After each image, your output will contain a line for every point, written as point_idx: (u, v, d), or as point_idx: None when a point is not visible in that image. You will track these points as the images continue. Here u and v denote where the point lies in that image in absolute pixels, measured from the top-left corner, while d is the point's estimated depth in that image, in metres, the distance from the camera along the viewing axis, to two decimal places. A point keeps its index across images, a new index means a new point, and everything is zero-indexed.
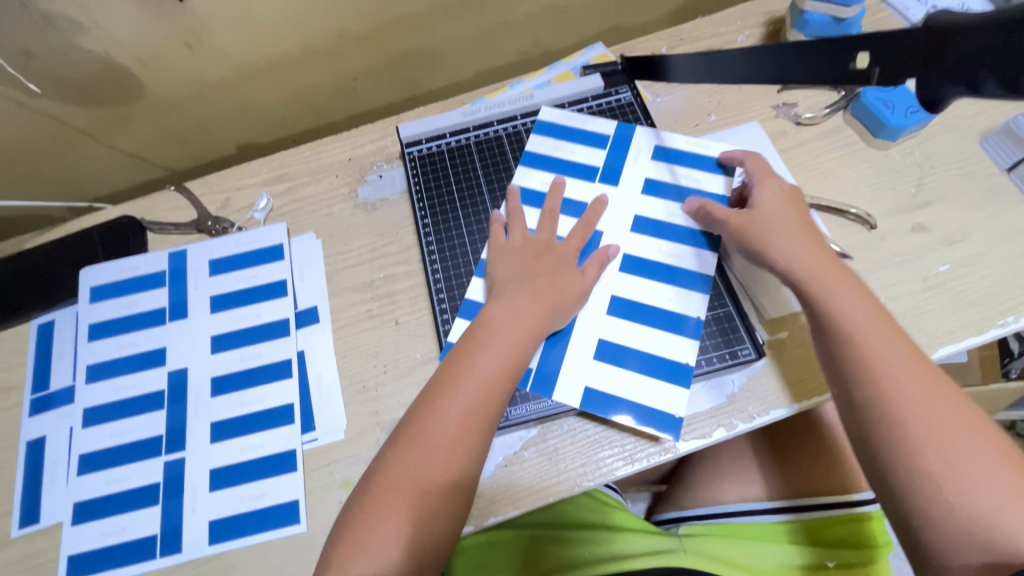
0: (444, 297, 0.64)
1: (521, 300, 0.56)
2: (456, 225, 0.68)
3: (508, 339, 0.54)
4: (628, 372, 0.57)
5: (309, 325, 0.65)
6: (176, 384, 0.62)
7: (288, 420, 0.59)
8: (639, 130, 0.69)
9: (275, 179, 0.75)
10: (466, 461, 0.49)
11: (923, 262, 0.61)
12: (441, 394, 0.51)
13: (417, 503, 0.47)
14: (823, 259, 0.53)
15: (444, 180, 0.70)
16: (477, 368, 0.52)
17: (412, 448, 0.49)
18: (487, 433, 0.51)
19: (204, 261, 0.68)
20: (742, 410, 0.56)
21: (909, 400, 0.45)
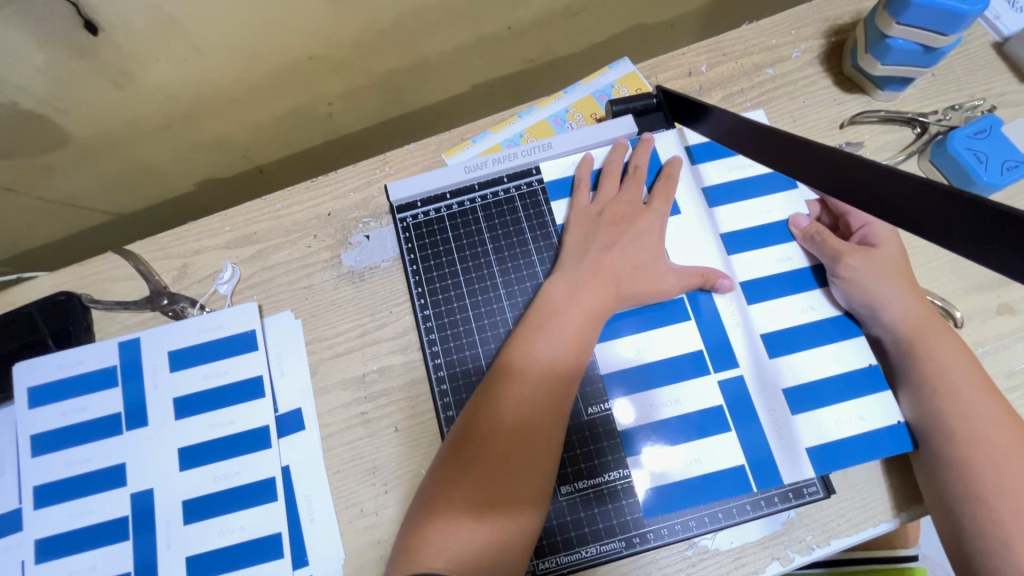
0: (451, 406, 0.54)
1: (580, 281, 0.51)
2: (461, 314, 0.56)
3: (572, 318, 0.49)
4: (747, 437, 0.49)
5: (293, 433, 0.55)
6: (141, 509, 0.53)
7: (276, 553, 0.51)
8: (661, 139, 0.58)
9: (241, 240, 0.63)
10: (539, 456, 0.44)
11: (1009, 354, 0.52)
12: (503, 382, 0.47)
13: (549, 372, 0.47)
14: (933, 327, 0.47)
15: (446, 254, 0.58)
16: (538, 350, 0.48)
17: (478, 440, 0.45)
18: (559, 422, 0.46)
19: (162, 352, 0.58)
20: (799, 540, 0.48)
21: (1004, 477, 0.40)
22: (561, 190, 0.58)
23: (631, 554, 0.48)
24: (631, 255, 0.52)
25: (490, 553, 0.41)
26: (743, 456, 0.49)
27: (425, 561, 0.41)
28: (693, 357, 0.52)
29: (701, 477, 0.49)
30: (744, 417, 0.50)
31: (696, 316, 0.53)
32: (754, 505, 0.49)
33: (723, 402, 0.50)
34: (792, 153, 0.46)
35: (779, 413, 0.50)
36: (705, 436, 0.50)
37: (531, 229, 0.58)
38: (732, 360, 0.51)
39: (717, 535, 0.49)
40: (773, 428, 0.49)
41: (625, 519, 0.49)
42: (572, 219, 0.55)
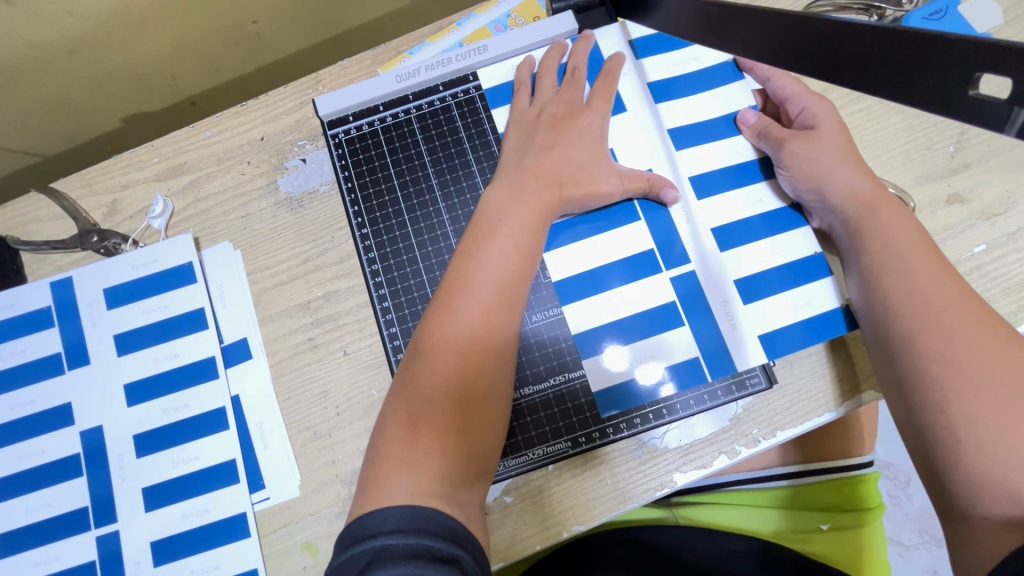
0: (394, 325, 0.53)
1: (521, 184, 0.49)
2: (400, 233, 0.55)
3: (519, 224, 0.47)
4: (694, 333, 0.50)
5: (241, 363, 0.54)
6: (92, 446, 0.53)
7: (233, 478, 0.52)
8: (602, 34, 0.56)
9: (171, 171, 0.60)
10: (496, 364, 0.44)
11: (957, 242, 0.52)
12: (455, 295, 0.45)
13: (493, 299, 0.45)
14: (882, 205, 0.46)
15: (382, 171, 0.56)
16: (488, 261, 0.46)
17: (432, 356, 0.43)
18: (505, 345, 0.45)
19: (97, 290, 0.55)
20: (745, 433, 0.49)
21: (945, 341, 0.40)
22: (502, 96, 0.55)
23: (580, 455, 0.49)
24: (573, 154, 0.50)
25: (456, 464, 0.41)
26: (698, 348, 0.49)
27: (390, 479, 0.40)
28: (643, 257, 0.51)
29: (651, 372, 0.49)
30: (694, 310, 0.50)
31: (647, 216, 0.52)
32: (699, 400, 0.49)
33: (675, 298, 0.50)
34: (734, 32, 0.44)
35: (732, 304, 0.50)
36: (657, 332, 0.50)
37: (469, 141, 0.55)
38: (683, 257, 0.51)
39: (666, 431, 0.49)
40: (723, 320, 0.50)
41: (573, 421, 0.50)
42: (512, 124, 0.53)
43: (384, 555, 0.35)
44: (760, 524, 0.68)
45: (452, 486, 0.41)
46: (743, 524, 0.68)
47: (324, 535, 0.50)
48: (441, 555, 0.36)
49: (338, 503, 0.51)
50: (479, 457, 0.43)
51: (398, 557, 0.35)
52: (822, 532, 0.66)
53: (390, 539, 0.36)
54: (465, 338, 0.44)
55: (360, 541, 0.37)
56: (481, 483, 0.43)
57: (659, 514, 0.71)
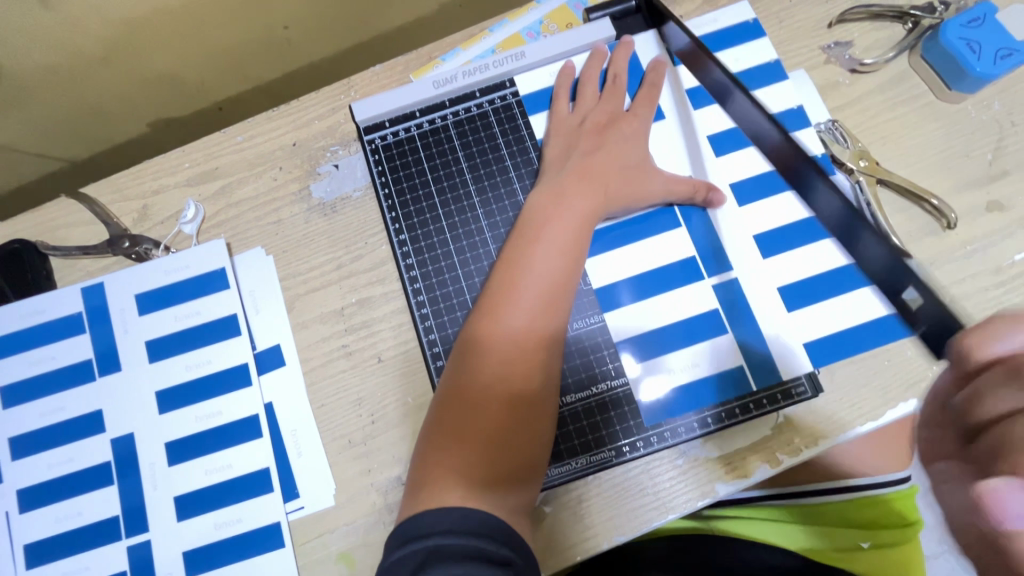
0: (433, 333, 0.53)
1: (565, 188, 0.49)
2: (438, 239, 0.54)
3: (565, 227, 0.47)
4: (738, 340, 0.50)
5: (274, 369, 0.54)
6: (123, 453, 0.52)
7: (266, 487, 0.51)
8: (639, 42, 0.56)
9: (202, 177, 0.59)
10: (543, 366, 0.44)
11: (998, 250, 0.52)
12: (502, 298, 0.45)
13: (539, 300, 0.45)
14: None
15: (419, 177, 0.56)
16: (535, 263, 0.46)
17: (480, 358, 0.43)
18: (550, 347, 0.45)
19: (129, 296, 0.55)
20: (788, 443, 0.48)
21: None
22: (539, 102, 0.55)
23: (621, 463, 0.49)
24: (614, 158, 0.50)
25: (503, 469, 0.41)
26: (742, 356, 0.49)
27: (441, 482, 0.40)
28: (684, 264, 0.51)
29: (695, 378, 0.49)
30: (738, 317, 0.50)
31: (686, 223, 0.52)
32: (743, 410, 0.49)
33: (719, 306, 0.50)
34: None
35: (777, 312, 0.50)
36: (701, 339, 0.50)
37: (506, 146, 0.55)
38: (726, 265, 0.51)
39: (709, 440, 0.49)
40: (767, 326, 0.50)
41: (615, 428, 0.49)
42: (552, 130, 0.53)
43: (438, 556, 0.35)
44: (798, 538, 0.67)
45: (498, 491, 0.41)
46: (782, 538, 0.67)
47: (360, 546, 0.49)
48: (496, 558, 0.36)
49: (375, 512, 0.50)
50: (526, 462, 0.43)
51: (453, 557, 0.35)
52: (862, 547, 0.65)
53: (444, 539, 0.36)
54: (513, 340, 0.43)
55: (412, 541, 0.37)
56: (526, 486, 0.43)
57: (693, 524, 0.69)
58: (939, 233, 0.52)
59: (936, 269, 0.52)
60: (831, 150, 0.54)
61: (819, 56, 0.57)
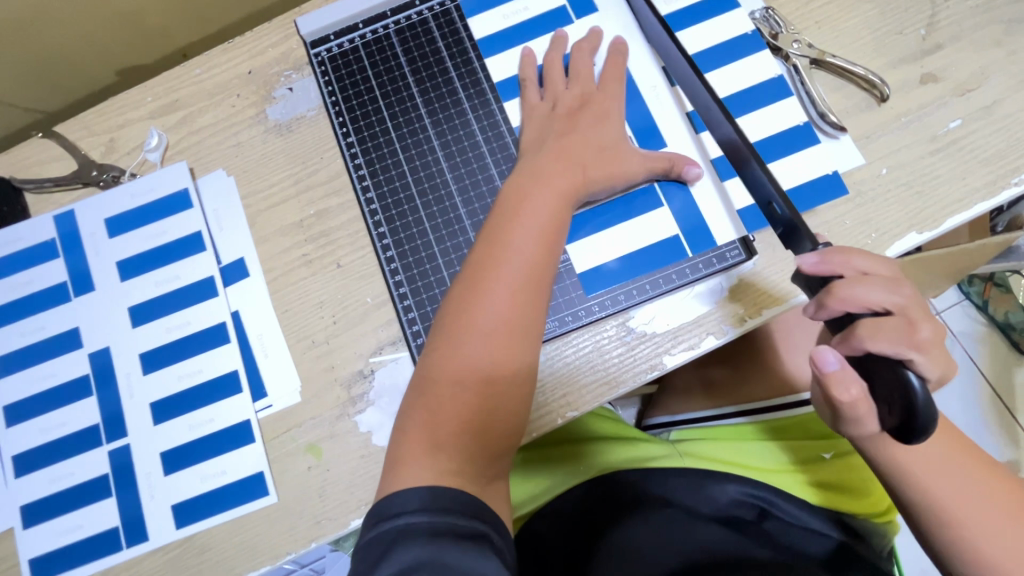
0: (386, 237, 0.55)
1: (542, 165, 0.49)
2: (388, 149, 0.56)
3: (543, 205, 0.47)
4: (673, 212, 0.52)
5: (239, 281, 0.56)
6: (101, 366, 0.55)
7: (236, 388, 0.53)
8: None
9: (164, 109, 0.62)
10: (523, 349, 0.44)
11: (932, 119, 0.53)
12: (481, 281, 0.44)
13: (519, 284, 0.44)
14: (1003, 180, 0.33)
15: (367, 93, 0.58)
16: (515, 243, 0.45)
17: (462, 337, 0.43)
18: (532, 333, 0.44)
19: (99, 220, 0.57)
20: (731, 312, 0.50)
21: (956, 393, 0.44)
22: (476, 5, 0.58)
23: (567, 334, 0.51)
24: (591, 137, 0.50)
25: (482, 448, 0.42)
26: (677, 226, 0.51)
27: (421, 456, 0.41)
28: None
29: (633, 250, 0.51)
30: (674, 192, 0.52)
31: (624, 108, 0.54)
32: (680, 274, 0.51)
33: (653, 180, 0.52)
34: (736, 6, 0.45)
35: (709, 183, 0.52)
36: (639, 214, 0.52)
37: (445, 48, 0.57)
38: (658, 142, 0.53)
39: (653, 314, 0.51)
40: (702, 199, 0.52)
41: (558, 303, 0.51)
42: (528, 116, 0.53)
43: (408, 532, 0.36)
44: (766, 461, 0.62)
45: (475, 466, 0.41)
46: (749, 462, 0.61)
47: (326, 437, 0.52)
48: (466, 531, 0.37)
49: (339, 406, 0.52)
50: (505, 444, 0.43)
51: (421, 534, 0.36)
52: (826, 461, 0.62)
53: (413, 517, 0.37)
54: (491, 325, 0.43)
55: (385, 519, 0.38)
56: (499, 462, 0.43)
57: (657, 451, 0.63)
58: (874, 107, 0.54)
59: (873, 142, 0.53)
60: (767, 37, 0.56)
61: None
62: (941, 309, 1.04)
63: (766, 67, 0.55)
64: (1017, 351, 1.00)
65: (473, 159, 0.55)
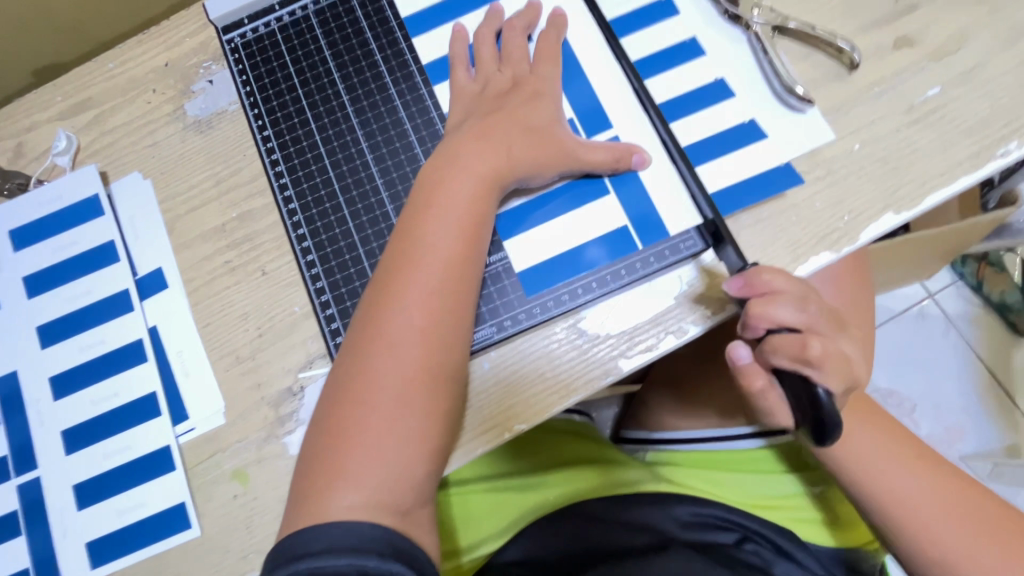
0: (307, 238, 0.50)
1: (462, 152, 0.45)
2: (308, 142, 0.52)
3: (464, 197, 0.43)
4: (619, 202, 0.47)
5: (156, 293, 0.51)
6: (8, 392, 0.50)
7: (155, 412, 0.49)
8: None
9: (74, 109, 0.56)
10: (444, 356, 0.40)
11: (909, 87, 0.48)
12: (394, 286, 0.41)
13: (437, 285, 0.41)
14: None
15: (286, 82, 0.53)
16: (432, 240, 0.41)
17: (376, 350, 0.39)
18: (453, 337, 0.40)
19: (2, 233, 0.52)
20: (692, 309, 0.46)
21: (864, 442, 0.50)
22: None
23: (510, 339, 0.46)
24: (520, 118, 0.46)
25: (404, 470, 0.37)
26: (625, 216, 0.47)
27: (335, 488, 0.36)
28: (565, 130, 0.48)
29: (577, 244, 0.47)
30: (621, 177, 0.47)
31: (565, 89, 0.49)
32: (629, 269, 0.46)
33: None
34: None
35: (658, 167, 0.47)
36: (583, 204, 0.47)
37: (368, 30, 0.52)
38: (604, 124, 0.48)
39: (603, 313, 0.46)
40: (650, 187, 0.47)
41: (495, 305, 0.46)
42: (455, 101, 0.49)
43: None
44: (749, 493, 0.57)
45: (397, 491, 0.37)
46: (728, 494, 0.57)
47: (254, 461, 0.47)
48: (376, 575, 0.33)
49: (266, 427, 0.48)
50: (431, 463, 0.39)
51: None
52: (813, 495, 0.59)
53: (319, 561, 0.33)
54: (405, 331, 0.39)
55: (290, 562, 0.33)
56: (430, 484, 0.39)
57: (631, 476, 0.58)
58: (845, 76, 0.49)
59: (843, 115, 0.48)
60: (722, 4, 0.50)
61: None
62: (935, 292, 0.99)
63: (724, 41, 0.50)
64: (1014, 333, 0.96)
65: (400, 150, 0.50)
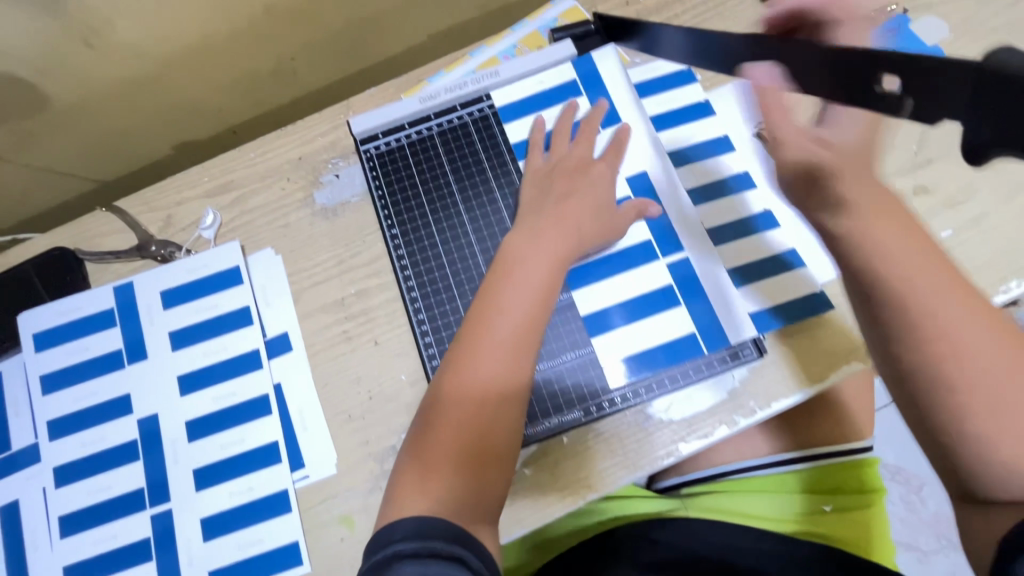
0: (424, 322, 0.59)
1: (540, 227, 0.55)
2: (428, 241, 0.62)
3: (539, 260, 0.53)
4: (689, 312, 0.56)
5: (282, 355, 0.60)
6: (148, 432, 0.58)
7: (275, 458, 0.57)
8: (601, 58, 0.64)
9: (219, 189, 0.67)
10: (516, 387, 0.49)
11: (925, 229, 0.58)
12: (477, 331, 0.50)
13: (513, 329, 0.50)
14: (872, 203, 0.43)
15: (410, 188, 0.64)
16: (509, 292, 0.51)
17: (460, 382, 0.49)
18: (525, 371, 0.50)
19: (154, 293, 0.62)
20: (743, 405, 0.54)
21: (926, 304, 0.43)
22: (511, 113, 0.64)
23: (591, 422, 0.54)
24: (590, 205, 0.56)
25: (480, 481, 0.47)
26: (693, 324, 0.56)
27: (427, 491, 0.46)
28: (644, 247, 0.58)
29: (652, 346, 0.55)
30: (691, 291, 0.56)
31: (644, 212, 0.59)
32: (696, 370, 0.55)
33: (672, 282, 0.57)
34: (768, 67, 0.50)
35: (726, 285, 0.56)
36: (658, 311, 0.56)
37: (483, 151, 0.64)
38: (678, 245, 0.58)
39: (669, 403, 0.54)
40: (715, 300, 0.56)
41: (583, 393, 0.55)
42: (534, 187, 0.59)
43: (398, 558, 0.40)
44: (766, 514, 0.65)
45: (475, 498, 0.46)
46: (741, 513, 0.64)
47: (360, 509, 0.55)
48: (445, 553, 0.41)
49: (371, 479, 0.56)
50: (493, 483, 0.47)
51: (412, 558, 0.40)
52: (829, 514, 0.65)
53: (402, 544, 0.41)
54: (486, 365, 0.49)
55: (383, 547, 0.42)
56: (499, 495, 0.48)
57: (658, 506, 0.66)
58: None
59: None
60: None
61: None
62: None
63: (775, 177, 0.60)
64: None
65: None
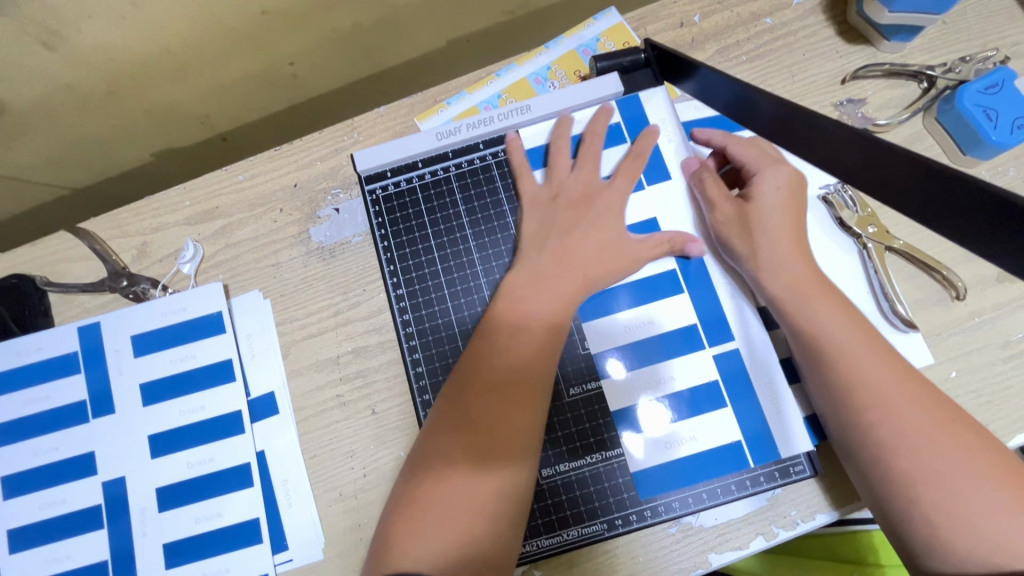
0: (430, 403, 0.52)
1: (565, 257, 0.51)
2: (438, 305, 0.55)
3: (564, 287, 0.49)
4: (734, 412, 0.49)
5: (267, 418, 0.53)
6: (113, 497, 0.52)
7: (255, 538, 0.50)
8: (649, 98, 0.57)
9: (201, 215, 0.59)
10: (531, 416, 0.45)
11: (1007, 323, 0.51)
12: (493, 349, 0.47)
13: (534, 355, 0.46)
14: (813, 290, 0.47)
15: (421, 240, 0.56)
16: (531, 315, 0.48)
17: (471, 403, 0.45)
18: (542, 401, 0.46)
19: (125, 337, 0.55)
20: (783, 515, 0.48)
21: (896, 418, 0.42)
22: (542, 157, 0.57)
23: (615, 531, 0.48)
24: (615, 233, 0.52)
25: (475, 522, 0.41)
26: (739, 432, 0.49)
27: (421, 527, 0.41)
28: (687, 331, 0.51)
29: (690, 452, 0.49)
30: (737, 388, 0.50)
31: (690, 289, 0.52)
32: (739, 485, 0.48)
33: (719, 376, 0.50)
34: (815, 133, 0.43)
35: (779, 388, 0.49)
36: (699, 410, 0.49)
37: (506, 201, 0.56)
38: (727, 334, 0.51)
39: (702, 509, 0.48)
40: (764, 399, 0.49)
41: (608, 500, 0.48)
42: (563, 212, 0.53)
43: None
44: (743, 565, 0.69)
45: (471, 542, 0.41)
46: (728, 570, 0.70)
47: None
48: None
49: (363, 568, 0.50)
50: (488, 518, 0.42)
51: None
52: None
53: None
54: (502, 387, 0.45)
55: None
56: (497, 548, 0.42)
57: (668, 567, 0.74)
58: (948, 302, 0.51)
59: (942, 341, 0.51)
60: (837, 213, 0.53)
61: (831, 112, 0.57)
62: None
63: (837, 252, 0.53)
64: None
65: None
